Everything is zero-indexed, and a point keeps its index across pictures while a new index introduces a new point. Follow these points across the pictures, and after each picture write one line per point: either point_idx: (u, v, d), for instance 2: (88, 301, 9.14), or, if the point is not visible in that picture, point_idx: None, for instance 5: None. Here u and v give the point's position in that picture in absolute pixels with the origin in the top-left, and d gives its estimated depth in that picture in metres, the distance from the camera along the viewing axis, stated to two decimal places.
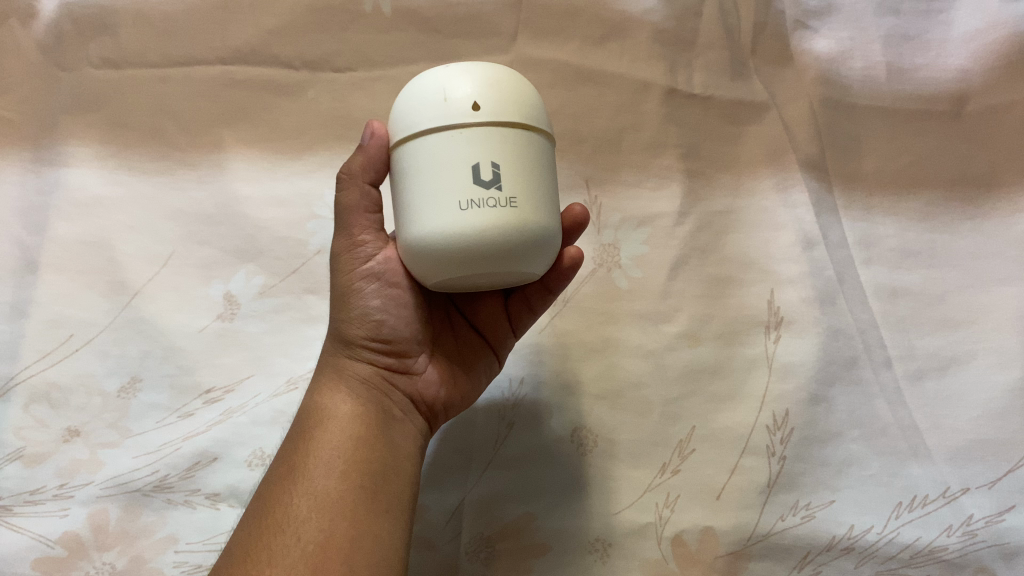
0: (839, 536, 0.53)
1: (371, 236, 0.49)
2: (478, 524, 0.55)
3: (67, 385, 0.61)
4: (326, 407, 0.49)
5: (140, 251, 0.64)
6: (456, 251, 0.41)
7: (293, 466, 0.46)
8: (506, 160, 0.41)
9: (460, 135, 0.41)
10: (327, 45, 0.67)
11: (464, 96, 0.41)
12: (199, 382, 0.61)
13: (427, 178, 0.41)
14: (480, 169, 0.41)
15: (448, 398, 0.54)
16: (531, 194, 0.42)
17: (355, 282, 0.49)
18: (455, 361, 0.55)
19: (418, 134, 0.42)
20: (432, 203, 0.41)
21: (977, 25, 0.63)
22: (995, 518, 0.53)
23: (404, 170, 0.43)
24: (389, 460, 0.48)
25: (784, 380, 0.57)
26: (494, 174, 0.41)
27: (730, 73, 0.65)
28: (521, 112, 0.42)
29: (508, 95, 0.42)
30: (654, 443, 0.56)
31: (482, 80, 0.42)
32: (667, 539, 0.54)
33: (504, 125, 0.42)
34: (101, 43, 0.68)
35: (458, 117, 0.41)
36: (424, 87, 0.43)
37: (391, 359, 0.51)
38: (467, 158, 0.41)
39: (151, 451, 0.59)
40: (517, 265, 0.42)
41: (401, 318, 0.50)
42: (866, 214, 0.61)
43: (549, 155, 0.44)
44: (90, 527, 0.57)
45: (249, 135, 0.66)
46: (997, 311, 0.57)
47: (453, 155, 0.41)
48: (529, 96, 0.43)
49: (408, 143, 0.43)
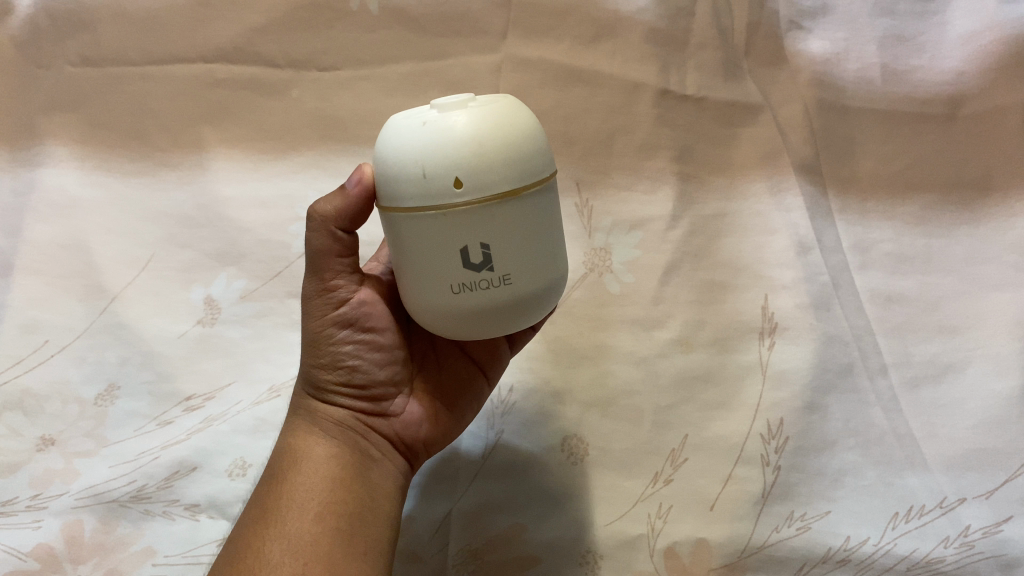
0: (835, 547, 0.52)
1: (343, 280, 0.48)
2: (466, 536, 0.54)
3: (42, 392, 0.59)
4: (299, 450, 0.48)
5: (119, 253, 0.62)
6: (458, 328, 0.43)
7: (266, 510, 0.45)
8: (495, 237, 0.40)
9: (445, 215, 0.39)
10: (310, 43, 0.65)
11: (445, 173, 0.38)
12: (178, 389, 0.59)
13: (418, 258, 0.41)
14: (469, 251, 0.40)
15: (430, 436, 0.52)
16: (527, 261, 0.41)
17: (326, 328, 0.48)
18: (438, 394, 0.53)
19: (402, 209, 0.40)
20: (427, 285, 0.42)
21: (973, 26, 0.62)
22: (993, 529, 0.52)
23: (394, 236, 0.42)
24: (369, 500, 0.46)
25: (779, 388, 0.55)
26: (483, 255, 0.40)
27: (723, 74, 0.64)
28: (508, 178, 0.39)
29: (493, 159, 0.39)
30: (646, 451, 0.55)
31: (462, 145, 0.38)
32: (659, 551, 0.53)
33: (489, 199, 0.39)
34: (76, 38, 0.66)
35: (441, 198, 0.39)
36: (405, 150, 0.40)
37: (367, 402, 0.50)
38: (454, 243, 0.40)
39: (128, 461, 0.57)
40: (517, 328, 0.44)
41: (376, 362, 0.49)
42: (860, 218, 0.60)
43: (547, 202, 0.42)
44: (64, 539, 0.55)
45: (232, 135, 0.64)
46: (993, 318, 0.56)
47: (440, 240, 0.40)
48: (519, 150, 0.39)
49: (393, 213, 0.41)
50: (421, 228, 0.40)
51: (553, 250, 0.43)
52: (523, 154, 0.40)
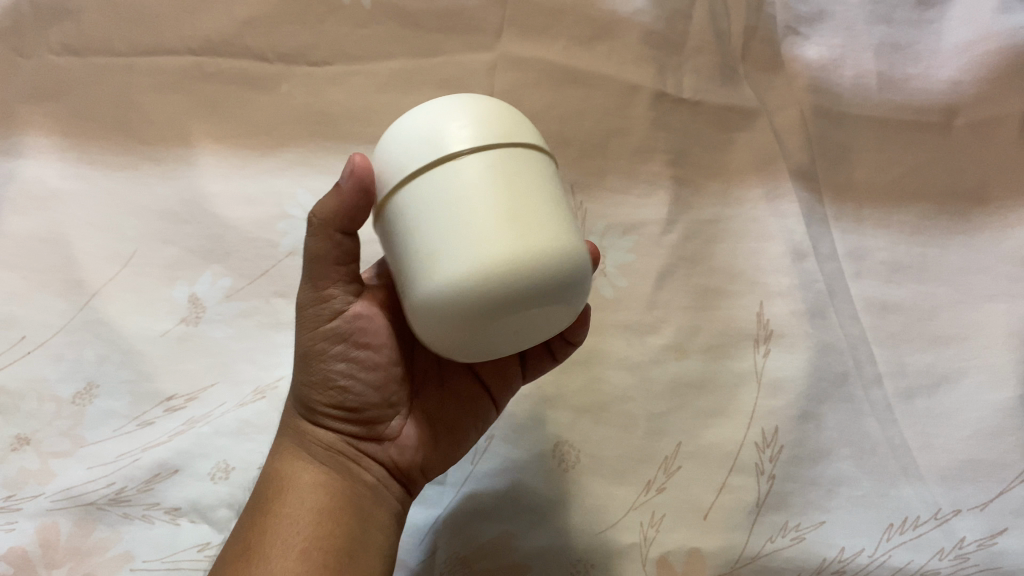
0: (829, 558, 0.51)
1: (338, 289, 0.46)
2: (454, 543, 0.52)
3: (17, 389, 0.57)
4: (287, 475, 0.46)
5: (100, 248, 0.60)
6: (428, 323, 0.39)
7: (246, 549, 0.43)
8: (459, 200, 0.37)
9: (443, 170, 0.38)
10: (301, 38, 0.64)
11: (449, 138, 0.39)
12: (159, 389, 0.57)
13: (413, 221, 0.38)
14: (429, 229, 0.38)
15: (425, 460, 0.51)
16: (522, 227, 0.37)
17: (321, 342, 0.46)
18: (439, 424, 0.52)
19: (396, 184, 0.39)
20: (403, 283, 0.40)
21: (969, 35, 0.62)
22: (988, 542, 0.51)
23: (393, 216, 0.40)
24: (361, 535, 0.45)
25: (773, 397, 0.55)
26: (434, 221, 0.37)
27: (720, 78, 0.63)
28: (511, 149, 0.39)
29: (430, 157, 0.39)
30: (639, 459, 0.54)
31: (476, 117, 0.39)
32: (651, 560, 0.52)
33: (438, 163, 0.38)
34: (60, 27, 0.64)
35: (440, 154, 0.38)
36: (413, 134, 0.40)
37: (358, 427, 0.49)
38: (413, 230, 0.38)
39: (107, 462, 0.55)
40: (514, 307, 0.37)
41: (370, 386, 0.48)
42: (856, 226, 0.60)
43: (528, 172, 0.39)
44: (38, 543, 0.52)
45: (219, 129, 0.63)
46: (988, 328, 0.56)
47: (408, 233, 0.39)
48: (460, 137, 0.38)
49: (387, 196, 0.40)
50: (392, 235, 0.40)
51: (552, 231, 0.38)
52: (464, 139, 0.38)
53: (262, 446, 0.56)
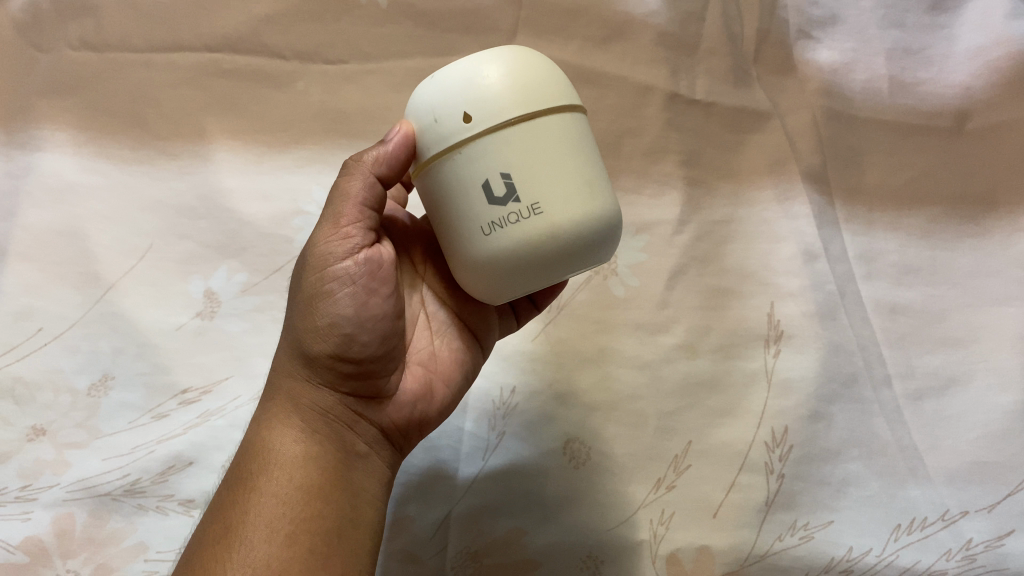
0: (837, 558, 0.52)
1: (358, 231, 0.46)
2: (466, 538, 0.53)
3: (35, 380, 0.57)
4: (272, 447, 0.45)
5: (117, 242, 0.61)
6: (475, 268, 0.43)
7: (228, 528, 0.42)
8: (518, 163, 0.40)
9: (470, 149, 0.40)
10: (318, 36, 0.65)
11: (461, 112, 0.40)
12: (174, 381, 0.58)
13: (454, 200, 0.42)
14: (483, 187, 0.40)
15: (422, 418, 0.51)
16: (555, 182, 0.40)
17: (325, 285, 0.45)
18: (431, 376, 0.52)
19: (432, 159, 0.42)
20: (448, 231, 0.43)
21: (980, 41, 0.62)
22: (995, 543, 0.52)
23: (433, 195, 0.43)
24: (349, 510, 0.44)
25: (783, 397, 0.55)
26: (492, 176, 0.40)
27: (733, 80, 0.64)
28: (528, 105, 0.40)
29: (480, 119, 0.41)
30: (649, 457, 0.55)
31: (486, 81, 0.40)
32: (662, 557, 0.53)
33: (460, 147, 0.41)
34: (79, 23, 0.65)
35: (453, 136, 0.41)
36: (434, 104, 0.42)
37: (359, 385, 0.47)
38: (467, 182, 0.41)
39: (122, 454, 0.56)
40: (562, 262, 0.41)
41: (376, 334, 0.46)
42: (867, 228, 0.60)
43: (551, 137, 0.41)
44: (55, 533, 0.53)
45: (236, 125, 0.64)
46: (996, 331, 0.56)
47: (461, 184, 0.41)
48: (484, 113, 0.40)
49: (428, 170, 0.43)
50: (441, 182, 0.42)
51: (580, 182, 0.41)
52: (488, 116, 0.40)
53: None
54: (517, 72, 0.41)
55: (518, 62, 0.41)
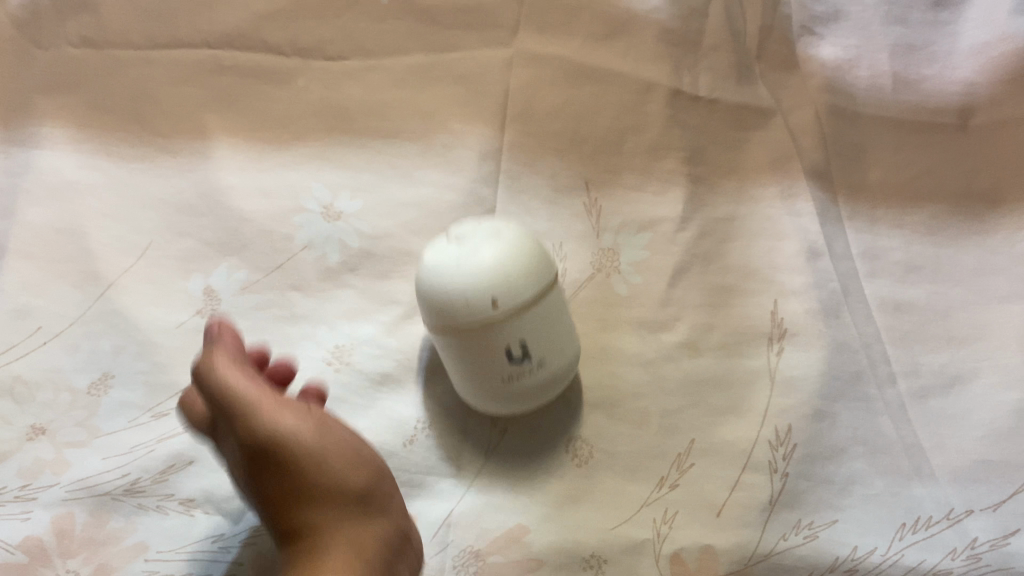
0: (842, 557, 0.52)
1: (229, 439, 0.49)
2: (467, 537, 0.53)
3: (35, 379, 0.57)
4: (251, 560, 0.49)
5: (117, 240, 0.60)
6: (462, 353, 0.48)
7: None
8: (529, 275, 0.46)
9: (491, 303, 0.45)
10: (317, 32, 0.64)
11: (488, 271, 0.45)
12: (175, 380, 0.57)
13: (471, 335, 0.47)
14: (495, 305, 0.45)
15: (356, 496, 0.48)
16: (553, 338, 0.49)
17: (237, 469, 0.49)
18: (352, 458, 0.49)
19: (445, 290, 0.46)
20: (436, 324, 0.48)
21: (984, 37, 0.61)
22: (1001, 542, 0.51)
23: (445, 331, 0.47)
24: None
25: (787, 395, 0.55)
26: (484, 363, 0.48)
27: (735, 77, 0.63)
28: (537, 285, 0.47)
29: (472, 335, 0.46)
30: (652, 455, 0.55)
31: (506, 279, 0.45)
32: (666, 556, 0.52)
33: (490, 319, 0.46)
34: (76, 19, 0.64)
35: (481, 312, 0.45)
36: (455, 292, 0.45)
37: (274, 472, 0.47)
38: (456, 301, 0.45)
39: (122, 453, 0.55)
40: (538, 355, 0.49)
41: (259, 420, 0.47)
42: (871, 226, 0.60)
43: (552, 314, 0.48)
44: (55, 532, 0.53)
45: (236, 123, 0.63)
46: (1001, 329, 0.56)
47: (448, 303, 0.46)
48: (503, 317, 0.46)
49: (436, 292, 0.46)
50: (431, 288, 0.46)
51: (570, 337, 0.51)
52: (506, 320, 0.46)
53: None
54: (528, 274, 0.46)
55: (527, 259, 0.46)
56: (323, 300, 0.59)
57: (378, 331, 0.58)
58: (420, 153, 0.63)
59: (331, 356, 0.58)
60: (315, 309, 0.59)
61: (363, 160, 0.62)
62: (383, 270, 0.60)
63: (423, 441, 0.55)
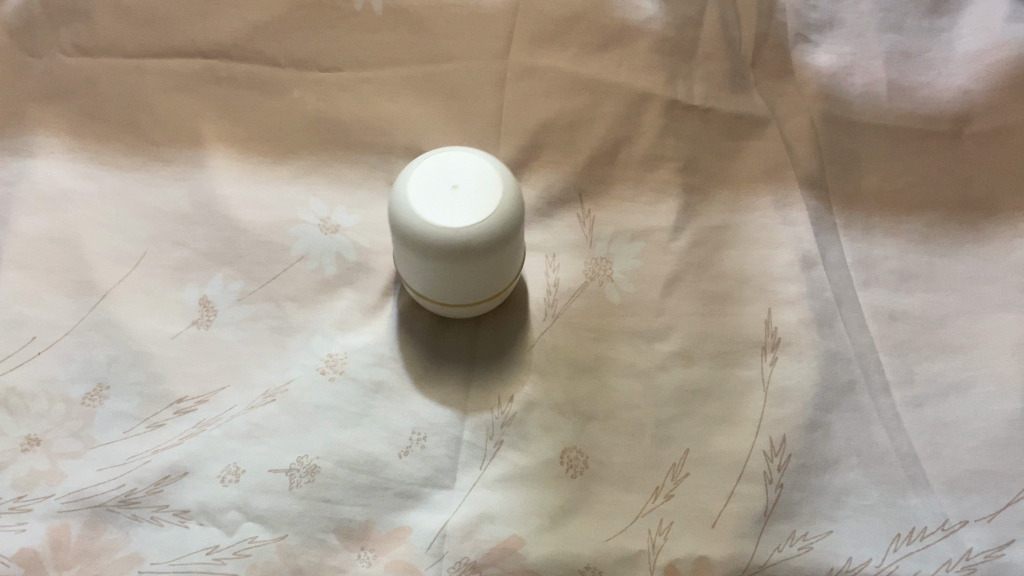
0: (837, 568, 0.52)
1: None
2: (462, 548, 0.53)
3: (28, 390, 0.56)
4: None
5: (111, 250, 0.60)
6: (419, 275, 0.53)
7: None
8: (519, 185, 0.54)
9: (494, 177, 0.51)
10: (313, 43, 0.64)
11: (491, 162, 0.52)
12: (170, 390, 0.57)
13: (471, 195, 0.50)
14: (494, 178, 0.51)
15: None
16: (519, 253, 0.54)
17: None
18: None
19: (462, 163, 0.51)
20: (403, 249, 0.51)
21: (979, 44, 0.62)
22: (995, 553, 0.51)
23: (447, 195, 0.50)
24: None
25: (781, 406, 0.55)
26: (459, 288, 0.53)
27: (730, 86, 0.63)
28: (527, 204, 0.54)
29: (466, 269, 0.51)
30: (648, 466, 0.55)
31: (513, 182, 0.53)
32: (661, 568, 0.52)
33: (492, 191, 0.50)
34: (71, 27, 0.64)
35: (487, 180, 0.51)
36: (471, 165, 0.51)
37: None
38: (453, 257, 0.49)
39: (117, 465, 0.55)
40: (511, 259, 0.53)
41: None
42: (865, 234, 0.60)
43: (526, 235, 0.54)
44: (50, 543, 0.53)
45: (230, 133, 0.63)
46: (997, 337, 0.56)
47: (443, 255, 0.49)
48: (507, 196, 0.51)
49: (449, 168, 0.51)
50: (424, 230, 0.49)
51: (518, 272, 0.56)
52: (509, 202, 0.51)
53: (272, 449, 0.55)
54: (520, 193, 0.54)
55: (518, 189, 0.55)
56: (320, 311, 0.59)
57: (372, 339, 0.59)
58: None
59: (325, 364, 0.57)
60: (311, 319, 0.59)
61: (359, 174, 0.63)
62: (383, 286, 0.61)
63: (419, 452, 0.55)
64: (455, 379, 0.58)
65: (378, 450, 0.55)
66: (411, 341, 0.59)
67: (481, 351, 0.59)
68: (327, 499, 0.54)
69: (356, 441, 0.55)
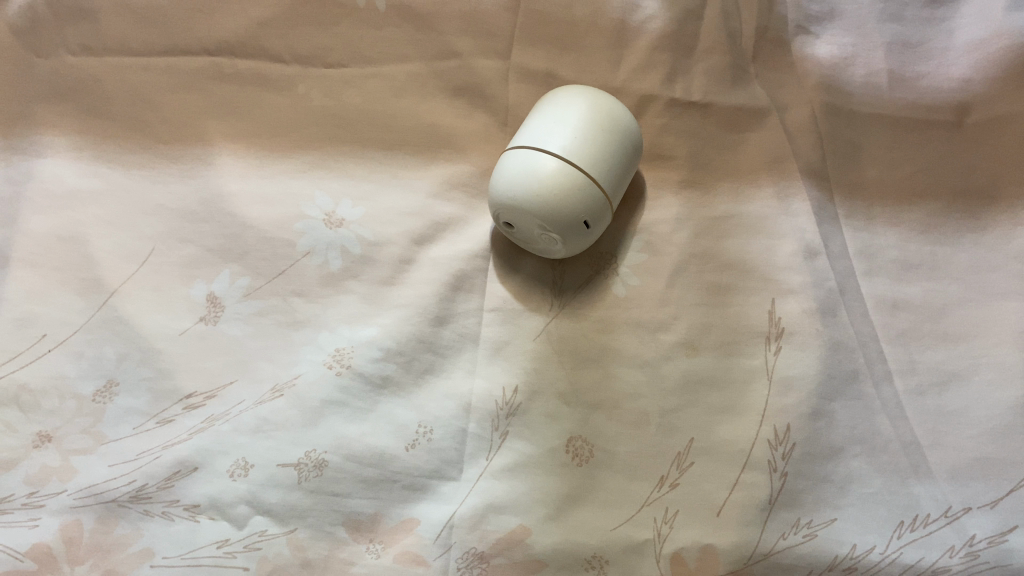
0: (841, 556, 0.52)
1: None
2: (471, 538, 0.54)
3: (39, 387, 0.57)
4: None
5: (118, 248, 0.61)
6: (602, 150, 0.55)
7: None
8: None
9: None
10: (318, 40, 0.64)
11: None
12: (178, 386, 0.57)
13: None
14: None
15: None
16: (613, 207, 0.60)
17: None
18: None
19: None
20: (615, 131, 0.56)
21: (980, 34, 0.61)
22: (998, 539, 0.52)
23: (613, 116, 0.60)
24: None
25: (785, 395, 0.55)
26: (616, 179, 0.57)
27: (731, 78, 0.64)
28: None
29: (630, 157, 0.58)
30: (653, 456, 0.55)
31: None
32: (666, 556, 0.53)
33: None
34: (75, 27, 0.64)
35: None
36: None
37: None
38: (633, 141, 0.58)
39: (128, 460, 0.56)
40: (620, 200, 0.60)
41: None
42: (868, 224, 0.60)
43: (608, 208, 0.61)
44: (62, 539, 0.54)
45: (238, 130, 0.64)
46: (999, 326, 0.56)
47: (628, 136, 0.58)
48: None
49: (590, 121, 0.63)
50: (610, 106, 0.57)
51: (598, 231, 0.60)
52: None
53: (280, 444, 0.56)
54: None
55: None
56: (325, 305, 0.59)
57: (378, 333, 0.58)
58: (420, 166, 0.63)
59: (331, 359, 0.58)
60: (316, 313, 0.59)
61: (365, 168, 0.63)
62: (386, 277, 0.60)
63: (425, 445, 0.56)
64: (461, 371, 0.58)
65: (384, 443, 0.56)
66: (416, 336, 0.58)
67: (484, 343, 0.58)
68: (335, 493, 0.55)
69: (362, 435, 0.56)
